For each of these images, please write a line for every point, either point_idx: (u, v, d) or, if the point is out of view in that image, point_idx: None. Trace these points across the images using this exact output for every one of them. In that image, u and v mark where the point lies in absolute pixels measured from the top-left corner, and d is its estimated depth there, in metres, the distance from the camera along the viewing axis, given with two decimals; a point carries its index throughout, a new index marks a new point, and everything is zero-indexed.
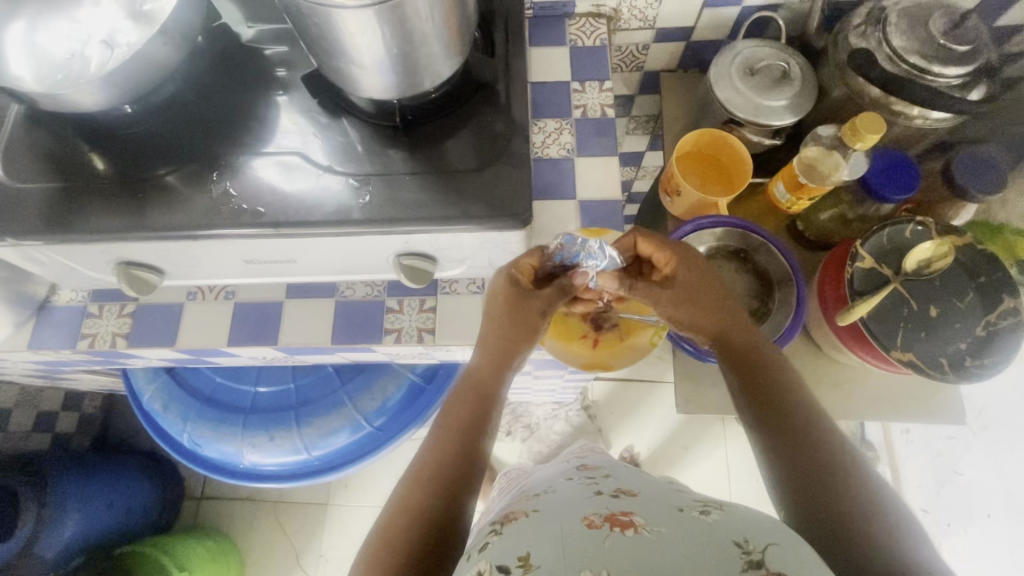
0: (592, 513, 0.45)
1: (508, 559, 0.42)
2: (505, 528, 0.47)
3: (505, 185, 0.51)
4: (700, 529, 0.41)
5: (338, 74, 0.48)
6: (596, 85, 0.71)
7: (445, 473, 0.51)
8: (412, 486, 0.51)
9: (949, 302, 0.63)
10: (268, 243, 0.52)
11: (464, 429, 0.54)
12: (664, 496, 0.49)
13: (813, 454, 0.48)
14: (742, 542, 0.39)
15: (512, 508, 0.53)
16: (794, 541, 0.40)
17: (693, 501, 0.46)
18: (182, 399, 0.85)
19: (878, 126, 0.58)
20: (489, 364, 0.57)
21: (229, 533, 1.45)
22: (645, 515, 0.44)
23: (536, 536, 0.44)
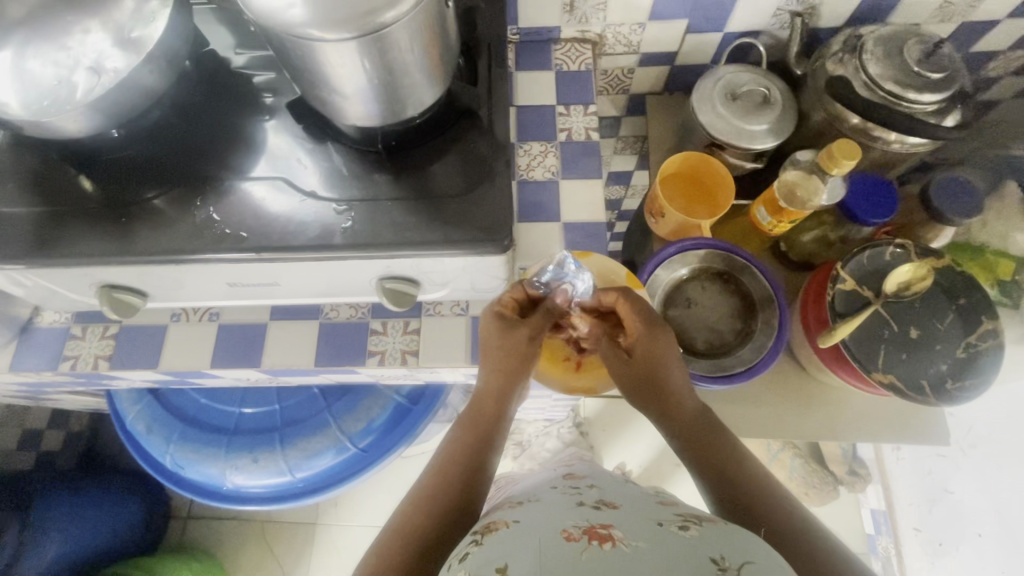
0: (572, 526, 0.45)
1: (486, 570, 0.41)
2: (485, 538, 0.46)
3: (487, 209, 0.52)
4: (678, 544, 0.41)
5: (321, 101, 0.49)
6: (581, 109, 0.72)
7: (447, 495, 0.53)
8: (411, 511, 0.52)
9: (929, 324, 0.64)
10: (251, 267, 0.52)
11: (466, 458, 0.56)
12: (645, 509, 0.49)
13: (756, 506, 0.50)
14: (718, 559, 0.40)
15: (493, 516, 0.52)
16: (771, 560, 0.40)
17: (674, 515, 0.46)
18: (166, 420, 0.84)
19: (854, 153, 0.59)
20: (488, 397, 0.59)
21: (216, 552, 1.43)
22: (625, 528, 0.44)
23: (515, 547, 0.43)
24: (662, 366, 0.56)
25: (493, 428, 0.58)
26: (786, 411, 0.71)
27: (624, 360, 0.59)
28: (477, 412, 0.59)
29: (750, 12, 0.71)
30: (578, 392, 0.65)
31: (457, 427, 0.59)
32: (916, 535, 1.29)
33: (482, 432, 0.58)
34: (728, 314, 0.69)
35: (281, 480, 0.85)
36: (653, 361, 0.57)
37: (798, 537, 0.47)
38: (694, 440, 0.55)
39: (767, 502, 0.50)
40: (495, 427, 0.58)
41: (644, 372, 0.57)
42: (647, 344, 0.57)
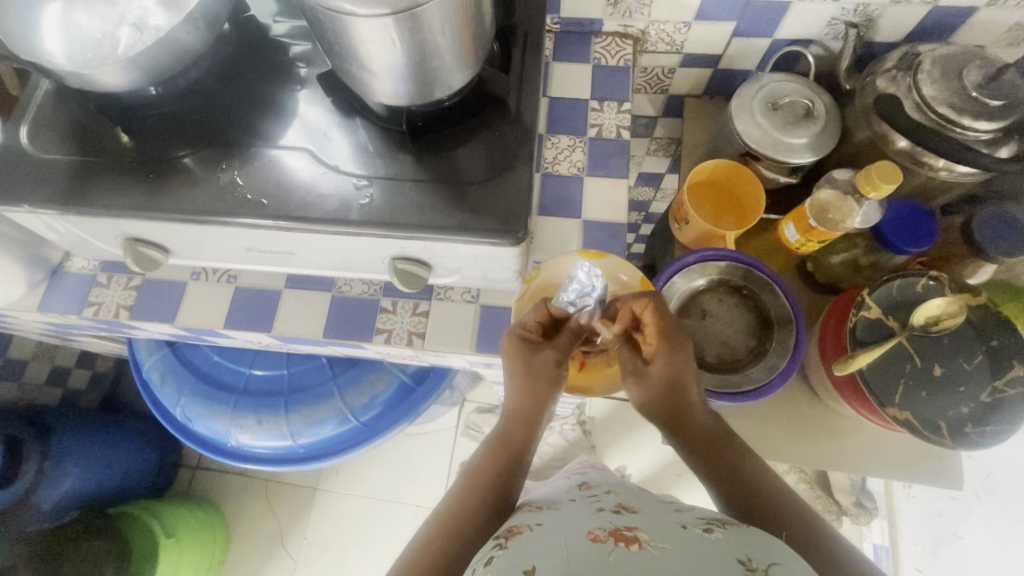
0: (596, 529, 0.46)
1: (513, 573, 0.42)
2: (509, 542, 0.47)
3: (506, 199, 0.51)
4: (704, 546, 0.41)
5: (351, 79, 0.49)
6: (615, 106, 0.70)
7: (467, 517, 0.55)
8: (433, 532, 0.54)
9: (956, 363, 0.61)
10: (270, 234, 0.53)
11: (495, 478, 0.58)
12: (664, 513, 0.49)
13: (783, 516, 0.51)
14: (745, 560, 0.39)
15: (516, 520, 0.53)
16: (794, 560, 0.40)
17: (696, 518, 0.47)
18: (179, 373, 0.86)
19: (895, 176, 0.56)
20: (518, 424, 0.61)
21: (222, 504, 1.49)
22: (650, 532, 0.44)
23: (541, 551, 0.44)
24: (679, 380, 0.57)
25: (521, 453, 0.61)
26: (793, 435, 0.70)
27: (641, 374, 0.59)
28: (507, 435, 0.61)
29: (802, 20, 0.68)
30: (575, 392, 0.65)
31: (485, 447, 0.62)
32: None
33: (508, 455, 0.60)
34: (742, 330, 0.67)
35: (281, 443, 0.86)
36: (670, 373, 0.57)
37: (820, 548, 0.49)
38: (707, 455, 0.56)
39: (782, 503, 0.52)
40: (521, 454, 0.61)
41: (659, 385, 0.58)
42: (666, 359, 0.57)
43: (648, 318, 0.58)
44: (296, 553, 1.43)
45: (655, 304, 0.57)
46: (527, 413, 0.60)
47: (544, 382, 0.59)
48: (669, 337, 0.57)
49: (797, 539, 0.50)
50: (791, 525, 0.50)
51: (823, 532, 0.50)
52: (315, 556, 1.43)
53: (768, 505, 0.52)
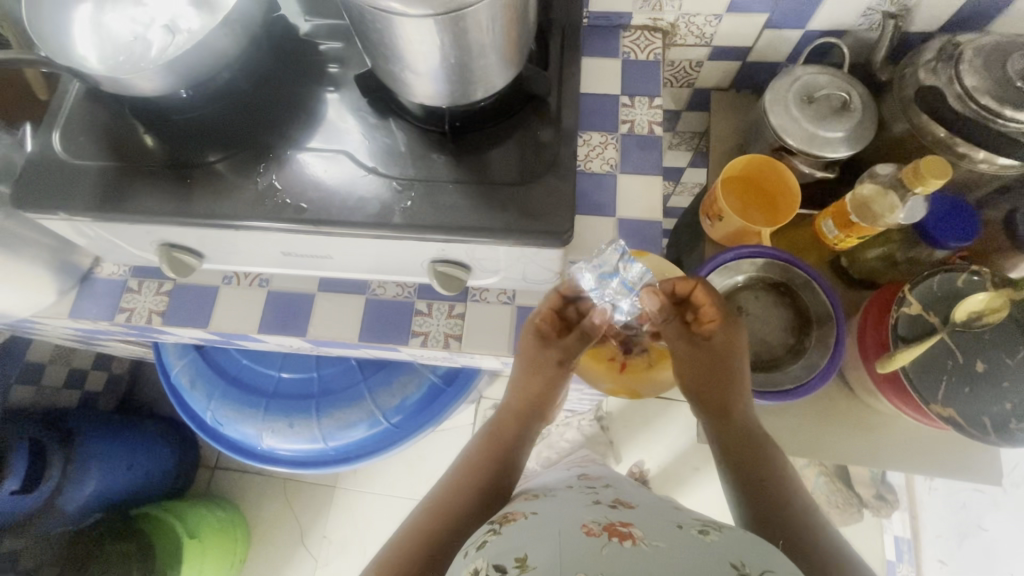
0: (591, 521, 0.45)
1: (504, 559, 0.42)
2: (503, 529, 0.47)
3: (547, 199, 0.51)
4: (698, 547, 0.41)
5: (390, 79, 0.48)
6: (646, 101, 0.69)
7: (459, 502, 0.56)
8: (426, 515, 0.55)
9: (998, 358, 0.60)
10: (308, 238, 0.52)
11: (493, 466, 0.60)
12: (660, 512, 0.49)
13: (782, 517, 0.52)
14: (738, 564, 0.39)
15: (512, 507, 0.53)
16: (788, 569, 0.40)
17: (693, 520, 0.46)
18: (207, 376, 0.86)
19: (944, 170, 0.54)
20: (514, 417, 0.64)
21: (241, 504, 1.50)
22: (645, 530, 0.44)
23: (534, 539, 0.43)
24: (729, 361, 0.60)
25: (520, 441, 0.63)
26: (829, 432, 0.69)
27: (688, 352, 0.61)
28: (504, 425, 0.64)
29: (837, 10, 0.67)
30: (619, 394, 0.64)
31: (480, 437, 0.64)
32: (940, 568, 1.22)
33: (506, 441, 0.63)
34: (780, 328, 0.66)
35: (311, 446, 0.86)
36: (723, 352, 0.60)
37: (812, 555, 0.49)
38: (737, 446, 0.58)
39: (788, 504, 0.53)
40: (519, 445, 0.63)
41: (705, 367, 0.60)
42: (724, 335, 0.60)
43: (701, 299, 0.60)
44: (316, 551, 1.44)
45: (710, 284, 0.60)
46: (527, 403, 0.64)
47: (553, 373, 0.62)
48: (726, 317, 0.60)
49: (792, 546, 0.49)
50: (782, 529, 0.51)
51: (816, 537, 0.50)
52: (334, 554, 1.43)
53: (780, 504, 0.53)
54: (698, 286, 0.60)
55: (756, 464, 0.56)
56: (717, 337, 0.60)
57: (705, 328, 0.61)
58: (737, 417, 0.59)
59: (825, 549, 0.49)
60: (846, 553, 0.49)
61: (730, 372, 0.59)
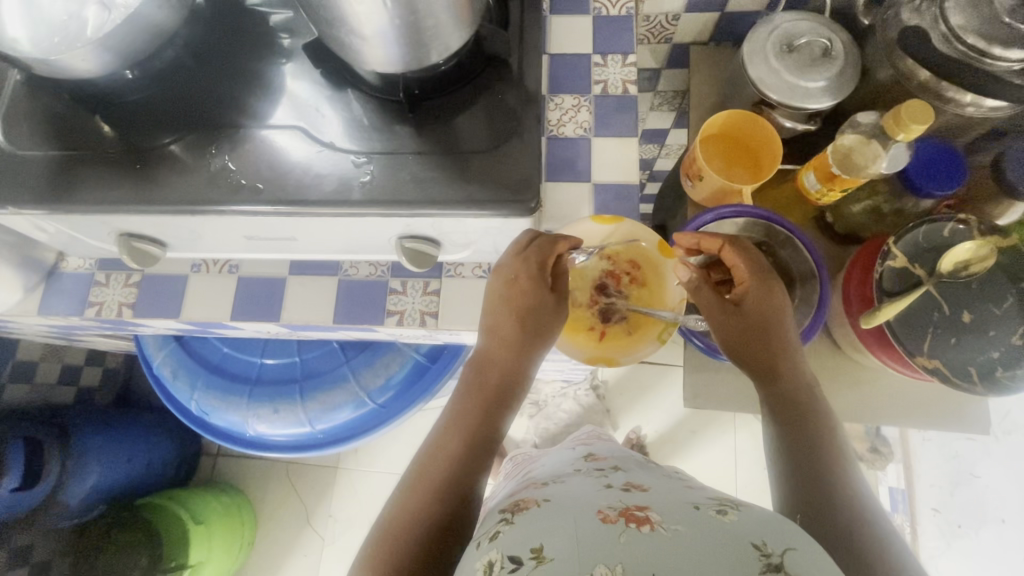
0: (606, 508, 0.45)
1: (519, 550, 0.42)
2: (516, 518, 0.48)
3: (513, 167, 0.48)
4: (718, 527, 0.42)
5: (339, 46, 0.45)
6: (619, 59, 0.66)
7: (450, 477, 0.53)
8: (413, 492, 0.53)
9: (984, 307, 0.59)
10: (270, 220, 0.51)
11: (482, 419, 0.56)
12: (675, 492, 0.49)
13: (821, 494, 0.52)
14: (761, 545, 0.40)
15: (523, 496, 0.54)
16: (810, 545, 0.41)
17: (708, 499, 0.47)
18: (189, 366, 0.85)
19: (924, 114, 0.52)
20: (504, 353, 0.56)
21: (246, 489, 1.52)
22: (662, 512, 0.44)
23: (548, 528, 0.44)
24: (774, 322, 0.57)
25: (509, 386, 0.57)
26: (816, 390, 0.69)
27: (726, 313, 0.58)
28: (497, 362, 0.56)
29: None
30: (596, 361, 0.63)
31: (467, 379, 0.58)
32: (933, 516, 1.21)
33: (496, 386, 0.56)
34: None
35: (300, 430, 0.86)
36: (766, 315, 0.57)
37: (847, 525, 0.49)
38: (792, 414, 0.56)
39: (828, 484, 0.52)
40: (513, 386, 0.57)
41: (752, 329, 0.57)
42: (764, 295, 0.57)
43: (733, 259, 0.59)
44: (323, 530, 1.47)
45: (739, 243, 0.59)
46: (510, 341, 0.56)
47: (533, 317, 0.56)
48: (762, 276, 0.58)
49: (825, 527, 0.50)
50: (822, 506, 0.51)
51: (849, 513, 0.50)
52: (341, 533, 1.46)
53: (822, 483, 0.52)
54: (726, 245, 0.59)
55: (816, 433, 0.55)
56: (752, 300, 0.57)
57: (743, 288, 0.58)
58: (794, 381, 0.57)
59: (862, 526, 0.49)
60: (870, 527, 0.49)
61: (783, 334, 0.57)
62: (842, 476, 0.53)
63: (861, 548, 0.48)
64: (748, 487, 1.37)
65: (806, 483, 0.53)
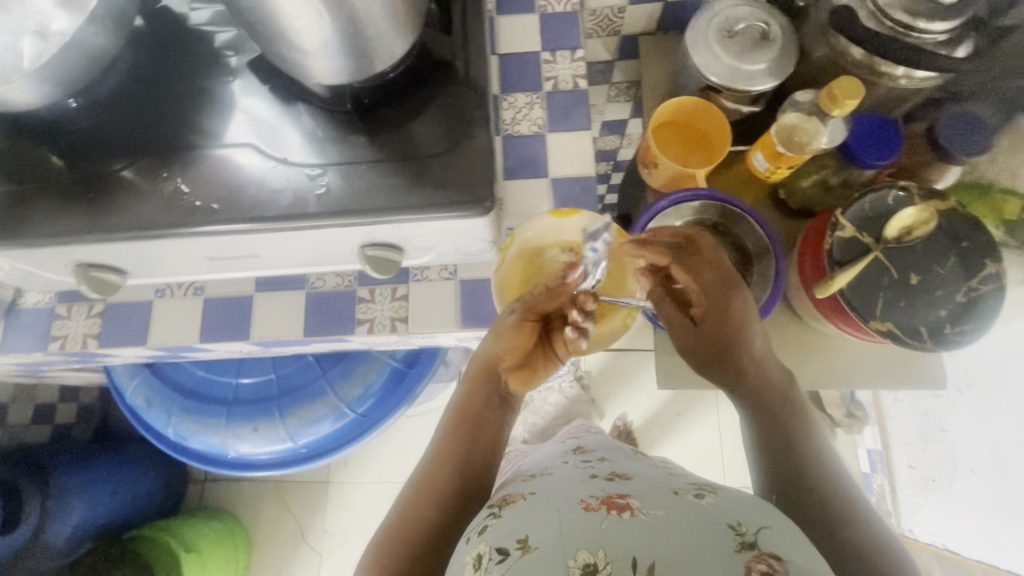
0: (588, 496, 0.47)
1: (506, 541, 0.44)
2: (502, 511, 0.49)
3: (465, 167, 0.49)
4: (696, 509, 0.43)
5: (282, 61, 0.46)
6: (568, 54, 0.68)
7: (455, 480, 0.58)
8: (420, 491, 0.58)
9: (931, 269, 0.63)
10: (229, 239, 0.51)
11: (486, 431, 0.62)
12: (656, 479, 0.51)
13: (797, 473, 0.55)
14: (736, 525, 0.41)
15: (510, 490, 0.55)
16: (783, 525, 0.42)
17: (688, 485, 0.48)
18: (164, 393, 0.84)
19: (856, 90, 0.54)
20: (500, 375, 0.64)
21: (238, 512, 1.50)
22: (643, 499, 0.45)
23: (533, 518, 0.45)
24: (734, 336, 0.61)
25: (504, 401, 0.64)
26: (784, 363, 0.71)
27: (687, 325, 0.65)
28: (473, 389, 0.64)
29: None
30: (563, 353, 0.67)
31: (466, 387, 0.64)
32: (909, 472, 1.28)
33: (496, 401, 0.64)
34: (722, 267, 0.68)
35: (282, 447, 0.85)
36: (722, 330, 0.62)
37: (821, 498, 0.52)
38: (769, 416, 0.59)
39: (800, 460, 0.55)
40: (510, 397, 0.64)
41: (711, 341, 0.63)
42: (719, 311, 0.61)
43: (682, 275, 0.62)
44: (319, 546, 1.46)
45: (685, 261, 0.61)
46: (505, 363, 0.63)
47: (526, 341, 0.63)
48: (716, 295, 0.61)
49: (801, 500, 0.52)
50: (796, 480, 0.54)
51: (820, 487, 0.53)
52: (338, 547, 1.45)
53: (795, 462, 0.55)
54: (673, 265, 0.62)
55: (791, 429, 0.58)
56: (708, 315, 0.62)
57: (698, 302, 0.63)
58: (770, 384, 0.61)
59: (837, 497, 0.52)
60: (839, 495, 0.52)
61: (744, 344, 0.61)
62: (817, 456, 0.56)
63: (833, 516, 0.51)
64: (734, 462, 1.41)
65: (778, 459, 0.56)
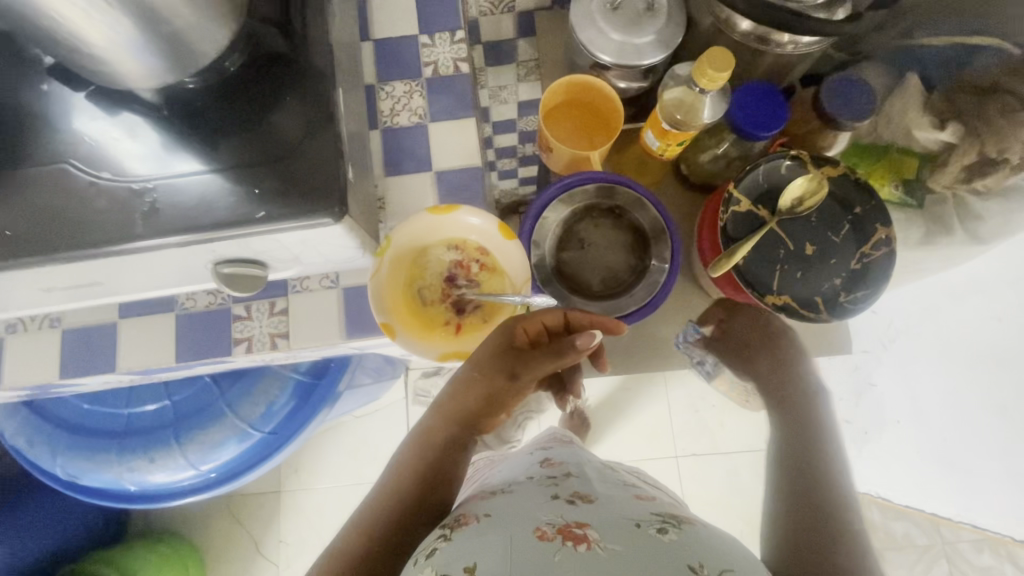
0: (545, 524, 0.45)
1: (452, 567, 0.42)
2: (454, 534, 0.46)
3: (311, 171, 0.45)
4: (656, 547, 0.42)
5: (85, 67, 0.40)
6: (447, 36, 0.62)
7: (405, 497, 0.56)
8: (375, 506, 0.56)
9: (824, 237, 0.62)
10: (59, 269, 0.46)
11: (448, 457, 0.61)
12: (618, 505, 0.49)
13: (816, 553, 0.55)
14: (696, 567, 0.40)
15: (467, 508, 0.52)
16: (744, 567, 0.41)
17: (650, 516, 0.47)
18: (48, 431, 0.79)
19: (726, 60, 0.53)
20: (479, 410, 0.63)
21: (186, 532, 1.45)
22: (601, 530, 0.44)
23: (480, 546, 0.43)
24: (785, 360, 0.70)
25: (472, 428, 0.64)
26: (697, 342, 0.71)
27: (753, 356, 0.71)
28: (442, 419, 0.63)
29: None
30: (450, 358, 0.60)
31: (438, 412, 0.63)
32: (843, 426, 1.26)
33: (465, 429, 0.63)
34: (622, 251, 0.65)
35: (184, 475, 0.82)
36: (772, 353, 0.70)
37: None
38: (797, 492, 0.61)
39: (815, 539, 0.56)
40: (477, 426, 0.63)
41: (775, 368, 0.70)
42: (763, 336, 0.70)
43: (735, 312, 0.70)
44: (275, 557, 1.43)
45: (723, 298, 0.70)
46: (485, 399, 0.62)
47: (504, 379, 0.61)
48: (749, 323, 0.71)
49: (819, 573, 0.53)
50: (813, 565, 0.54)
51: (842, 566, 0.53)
52: (294, 555, 1.43)
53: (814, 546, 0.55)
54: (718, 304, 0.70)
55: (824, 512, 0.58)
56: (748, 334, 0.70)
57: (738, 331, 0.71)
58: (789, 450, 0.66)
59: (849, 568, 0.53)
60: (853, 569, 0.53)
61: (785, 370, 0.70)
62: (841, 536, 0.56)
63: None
64: (683, 431, 1.43)
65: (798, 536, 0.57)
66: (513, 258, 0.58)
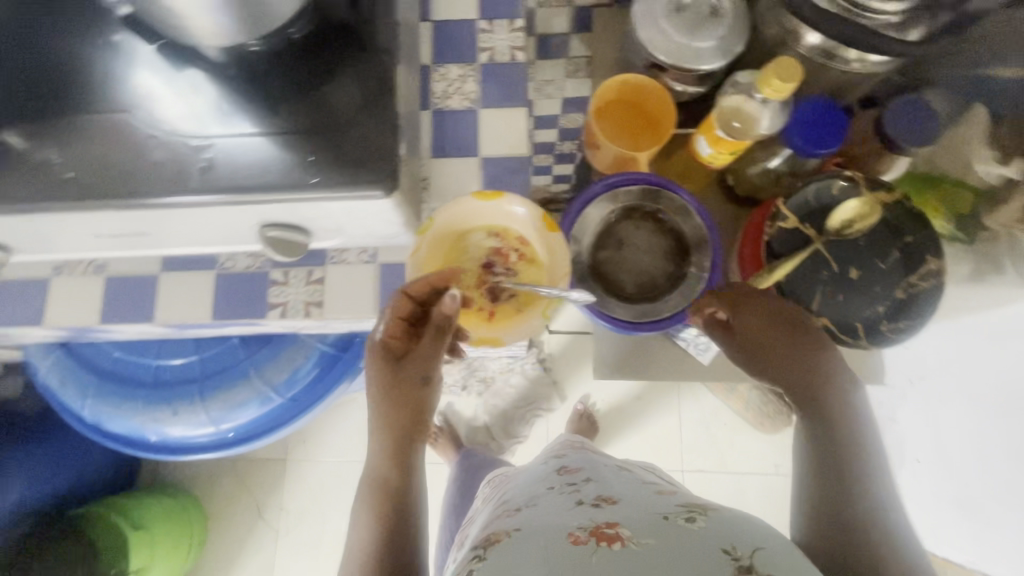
0: (577, 528, 0.45)
1: None
2: (489, 553, 0.46)
3: (366, 144, 0.45)
4: (688, 537, 0.42)
5: (158, 18, 0.41)
6: (506, 23, 0.62)
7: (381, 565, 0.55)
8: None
9: (870, 263, 0.61)
10: (113, 215, 0.47)
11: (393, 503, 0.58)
12: (647, 502, 0.49)
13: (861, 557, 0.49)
14: (730, 549, 0.40)
15: (496, 527, 0.52)
16: (778, 545, 0.42)
17: (677, 508, 0.47)
18: (80, 373, 0.82)
19: (794, 72, 0.51)
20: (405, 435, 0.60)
21: (193, 488, 1.48)
22: (633, 527, 0.44)
23: (517, 560, 0.43)
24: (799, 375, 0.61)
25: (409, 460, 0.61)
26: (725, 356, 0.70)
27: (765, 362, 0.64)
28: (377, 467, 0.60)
29: None
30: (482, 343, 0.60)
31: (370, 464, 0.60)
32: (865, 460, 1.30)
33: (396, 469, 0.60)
34: (660, 256, 0.65)
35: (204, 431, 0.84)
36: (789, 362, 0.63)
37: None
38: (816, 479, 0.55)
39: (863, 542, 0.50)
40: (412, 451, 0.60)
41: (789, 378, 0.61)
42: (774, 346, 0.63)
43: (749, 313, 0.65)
44: (275, 523, 1.45)
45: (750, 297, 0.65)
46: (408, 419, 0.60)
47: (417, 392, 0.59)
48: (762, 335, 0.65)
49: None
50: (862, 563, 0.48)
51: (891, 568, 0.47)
52: (295, 524, 1.45)
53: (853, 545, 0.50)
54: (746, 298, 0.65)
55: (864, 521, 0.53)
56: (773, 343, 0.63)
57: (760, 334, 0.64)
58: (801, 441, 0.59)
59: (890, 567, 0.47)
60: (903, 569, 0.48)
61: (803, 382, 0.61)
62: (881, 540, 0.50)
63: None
64: (692, 446, 1.42)
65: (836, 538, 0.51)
66: (554, 249, 0.59)
